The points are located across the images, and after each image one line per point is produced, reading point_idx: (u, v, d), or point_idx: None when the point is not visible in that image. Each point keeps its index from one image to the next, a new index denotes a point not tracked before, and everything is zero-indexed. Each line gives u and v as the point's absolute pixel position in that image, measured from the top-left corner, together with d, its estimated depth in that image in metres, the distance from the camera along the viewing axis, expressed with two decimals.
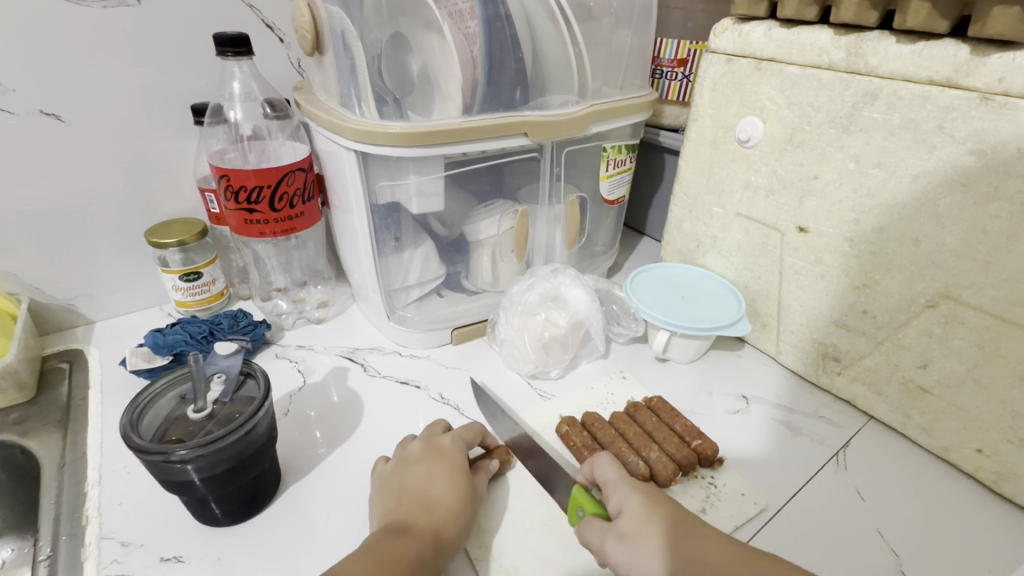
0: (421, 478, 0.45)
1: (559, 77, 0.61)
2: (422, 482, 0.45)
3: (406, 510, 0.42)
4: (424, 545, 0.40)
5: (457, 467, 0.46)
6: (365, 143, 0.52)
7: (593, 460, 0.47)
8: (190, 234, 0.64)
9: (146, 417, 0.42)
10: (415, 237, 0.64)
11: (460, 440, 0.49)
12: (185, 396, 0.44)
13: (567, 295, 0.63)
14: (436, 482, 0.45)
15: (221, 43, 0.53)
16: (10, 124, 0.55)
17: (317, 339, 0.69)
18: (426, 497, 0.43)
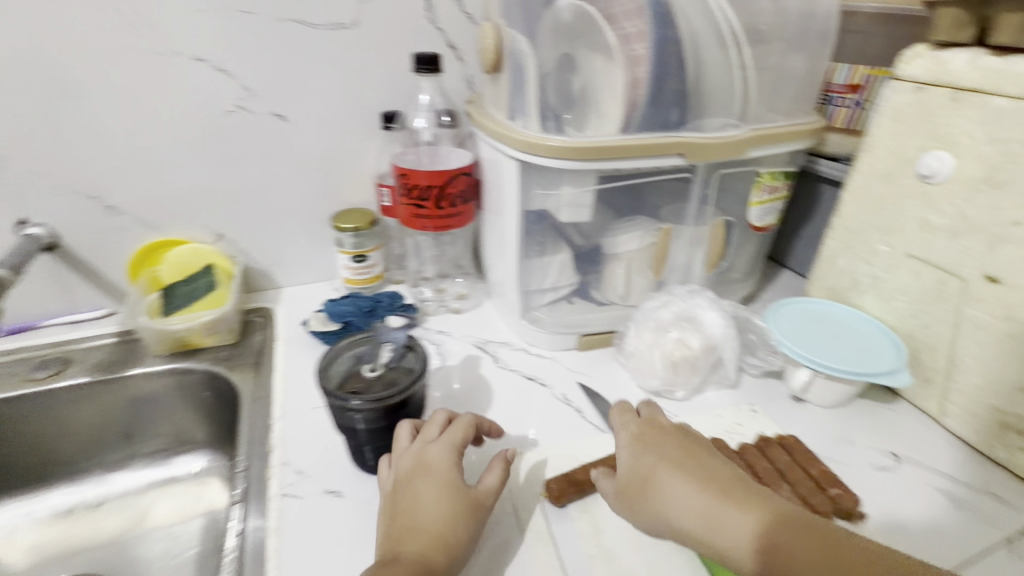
0: (411, 496, 0.43)
1: (721, 99, 0.61)
2: (413, 500, 0.43)
3: (394, 536, 0.41)
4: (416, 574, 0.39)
5: (445, 484, 0.44)
6: (527, 154, 0.57)
7: (648, 400, 0.50)
8: (366, 222, 0.75)
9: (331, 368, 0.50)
10: (554, 244, 0.68)
11: (448, 449, 0.46)
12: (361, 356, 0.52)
13: (702, 317, 0.62)
14: (423, 499, 0.43)
15: (417, 60, 0.62)
16: (251, 121, 0.70)
17: (455, 327, 0.75)
18: (414, 519, 0.42)
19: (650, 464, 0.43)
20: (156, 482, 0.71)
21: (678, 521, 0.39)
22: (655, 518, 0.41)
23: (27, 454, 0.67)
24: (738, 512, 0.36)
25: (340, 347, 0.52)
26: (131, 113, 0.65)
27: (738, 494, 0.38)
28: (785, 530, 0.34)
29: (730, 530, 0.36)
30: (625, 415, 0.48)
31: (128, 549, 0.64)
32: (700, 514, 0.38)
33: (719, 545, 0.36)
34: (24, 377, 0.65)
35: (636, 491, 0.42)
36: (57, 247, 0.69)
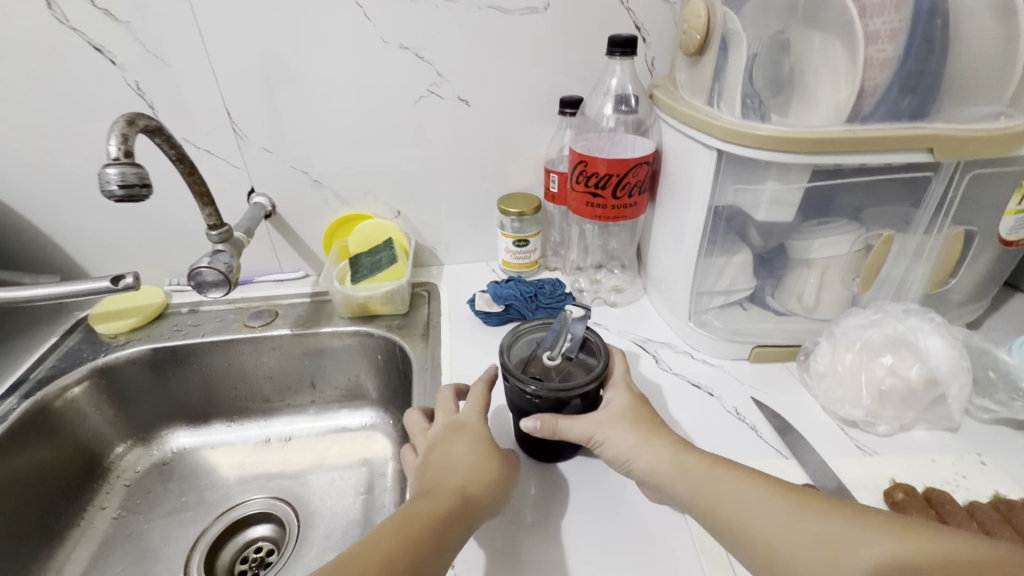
0: (444, 448, 0.47)
1: (985, 83, 0.50)
2: (446, 454, 0.46)
3: (429, 479, 0.44)
4: (448, 506, 0.41)
5: (475, 438, 0.47)
6: (732, 144, 0.52)
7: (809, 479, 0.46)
8: (531, 208, 0.75)
9: (512, 349, 0.51)
10: (733, 245, 0.62)
11: (479, 411, 0.50)
12: (541, 342, 0.52)
13: (924, 344, 0.53)
14: (455, 453, 0.46)
15: (613, 43, 0.60)
16: (439, 106, 0.74)
17: (611, 321, 0.74)
18: (446, 466, 0.45)
19: (659, 427, 0.46)
20: (332, 428, 0.79)
21: (665, 472, 0.43)
22: (641, 464, 0.44)
23: (239, 388, 0.78)
24: (750, 488, 0.40)
25: (520, 330, 0.53)
26: (342, 97, 0.72)
27: (755, 475, 0.41)
28: (794, 509, 0.38)
29: (716, 475, 0.42)
30: (617, 363, 0.52)
31: (310, 482, 0.73)
32: (679, 457, 0.43)
33: (715, 506, 0.40)
34: (243, 323, 0.77)
35: (628, 438, 0.45)
36: (273, 215, 0.79)
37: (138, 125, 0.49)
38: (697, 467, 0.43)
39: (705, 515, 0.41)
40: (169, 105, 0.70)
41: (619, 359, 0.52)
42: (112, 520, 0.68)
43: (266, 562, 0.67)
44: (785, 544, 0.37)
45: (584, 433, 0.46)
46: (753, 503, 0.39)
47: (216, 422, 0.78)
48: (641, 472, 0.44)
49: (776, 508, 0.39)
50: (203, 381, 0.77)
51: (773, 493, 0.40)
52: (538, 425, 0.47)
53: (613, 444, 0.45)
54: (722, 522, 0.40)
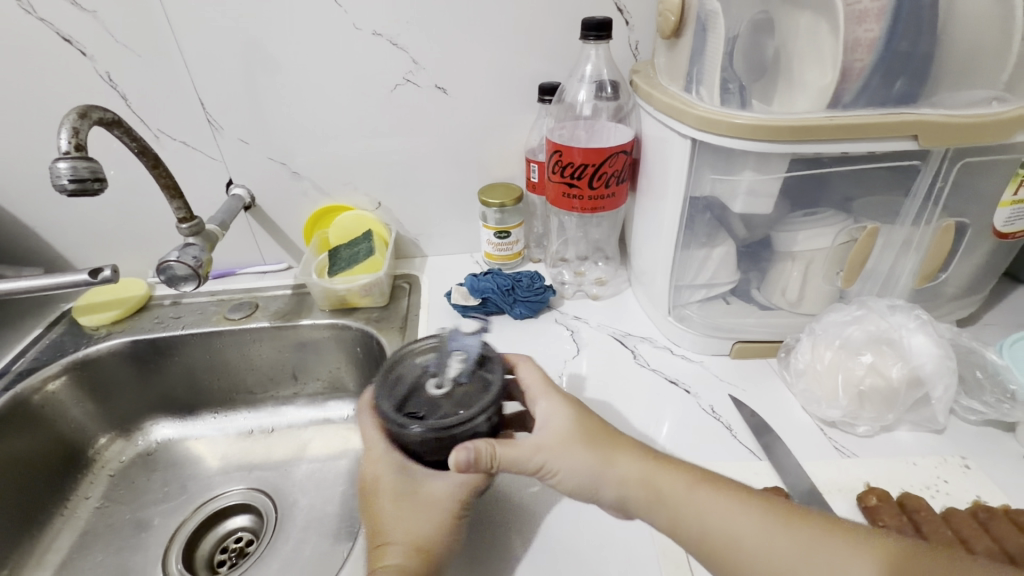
0: (377, 517, 0.43)
1: (979, 65, 0.47)
2: (381, 523, 0.43)
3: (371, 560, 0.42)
4: None
5: (399, 497, 0.43)
6: (707, 132, 0.49)
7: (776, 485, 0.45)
8: (511, 199, 0.74)
9: (394, 377, 0.44)
10: (714, 236, 0.60)
11: (389, 462, 0.44)
12: (428, 366, 0.45)
13: (907, 341, 0.51)
14: (387, 521, 0.43)
15: (586, 28, 0.57)
16: (416, 94, 0.72)
17: (592, 314, 0.72)
18: (383, 537, 0.42)
19: (621, 444, 0.42)
20: (313, 420, 0.79)
21: (638, 497, 0.40)
22: (611, 490, 0.40)
23: (221, 380, 0.78)
24: (735, 513, 0.37)
25: (405, 355, 0.46)
26: (316, 86, 0.70)
27: (738, 493, 0.38)
28: (786, 535, 0.35)
29: (697, 502, 0.38)
30: (532, 374, 0.46)
31: (290, 473, 0.73)
32: (651, 482, 0.40)
33: (699, 535, 0.37)
34: (224, 316, 0.77)
35: (588, 464, 0.41)
36: (253, 206, 0.79)
37: (92, 117, 0.49)
38: (672, 490, 0.39)
39: (691, 543, 0.38)
40: (143, 96, 0.69)
41: (529, 367, 0.47)
42: (95, 509, 0.69)
43: (245, 552, 0.68)
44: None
45: (534, 461, 0.42)
46: (740, 531, 0.36)
47: (200, 414, 0.79)
48: (612, 499, 0.41)
49: (766, 534, 0.36)
50: (185, 373, 0.77)
51: (761, 517, 0.36)
52: (471, 455, 0.40)
53: (572, 473, 0.41)
54: (710, 551, 0.37)
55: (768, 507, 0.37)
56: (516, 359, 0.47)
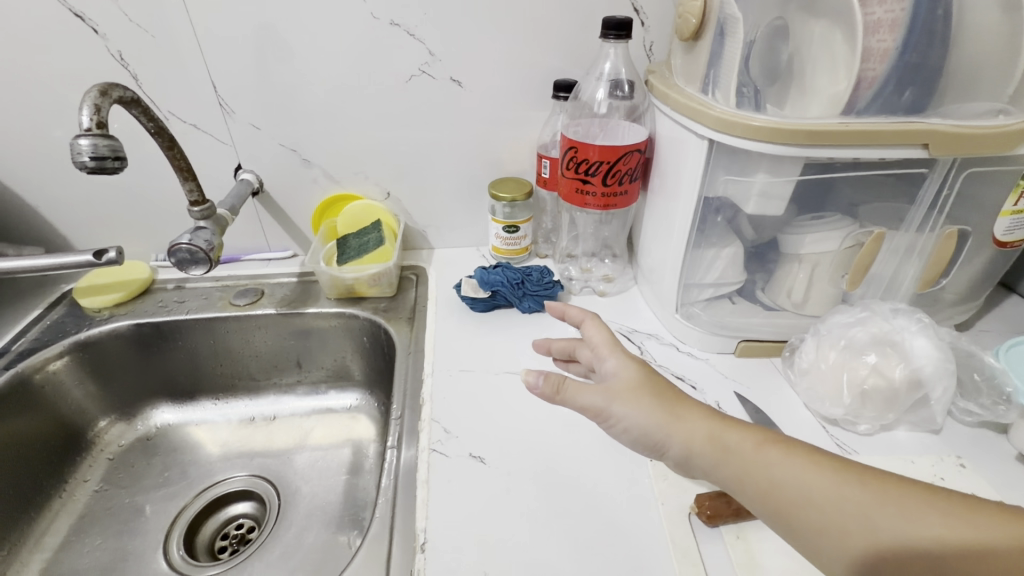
0: None
1: (987, 78, 0.48)
2: None
3: None
4: None
5: None
6: (723, 134, 0.50)
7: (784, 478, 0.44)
8: (521, 194, 0.74)
9: None
10: (724, 237, 0.61)
11: None
12: None
13: (909, 344, 0.52)
14: None
15: (607, 26, 0.58)
16: (430, 86, 0.72)
17: (598, 310, 0.73)
18: None
19: (685, 401, 0.41)
20: (316, 408, 0.79)
21: (704, 453, 0.39)
22: (676, 445, 0.40)
23: (224, 366, 0.78)
24: (807, 472, 0.36)
25: None
26: (330, 74, 0.70)
27: (805, 452, 0.37)
28: (862, 493, 0.35)
29: (766, 461, 0.37)
30: (602, 332, 0.44)
31: (293, 462, 0.73)
32: (719, 441, 0.39)
33: (769, 492, 0.37)
34: (229, 302, 0.77)
35: (654, 417, 0.40)
36: (261, 192, 0.78)
37: (111, 95, 0.48)
38: (742, 450, 0.38)
39: (757, 499, 0.38)
40: (152, 76, 0.68)
41: (597, 325, 0.45)
42: (94, 492, 0.69)
43: (246, 539, 0.68)
44: (857, 534, 0.34)
45: (598, 404, 0.41)
46: (812, 488, 0.36)
47: (201, 399, 0.78)
48: (676, 454, 0.40)
49: (841, 493, 0.35)
50: (188, 358, 0.76)
51: (833, 475, 0.36)
52: (539, 382, 0.42)
53: (635, 422, 0.40)
54: (779, 507, 0.37)
55: (839, 467, 0.37)
56: (585, 316, 0.45)
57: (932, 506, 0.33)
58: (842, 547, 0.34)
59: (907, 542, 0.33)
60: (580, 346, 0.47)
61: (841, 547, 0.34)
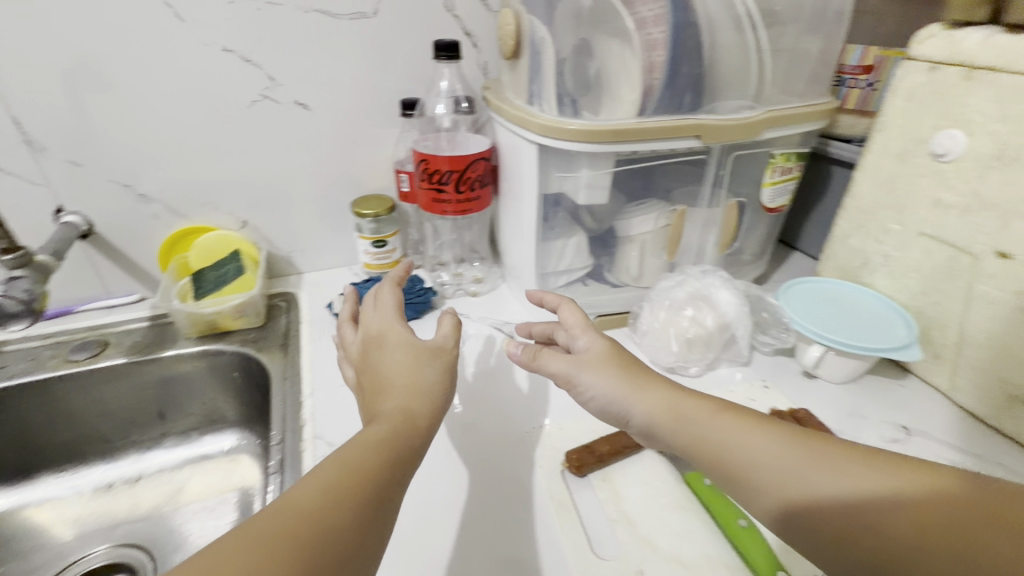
0: None
1: (735, 82, 0.62)
2: None
3: None
4: None
5: None
6: (547, 137, 0.58)
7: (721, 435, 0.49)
8: (384, 209, 0.77)
9: None
10: (568, 229, 0.69)
11: None
12: None
13: (716, 296, 0.64)
14: None
15: (438, 48, 0.64)
16: (275, 110, 0.72)
17: (472, 309, 0.78)
18: None
19: (649, 376, 0.45)
20: (190, 459, 0.73)
21: (663, 421, 0.42)
22: (638, 414, 0.43)
23: (68, 432, 0.69)
24: (757, 436, 0.39)
25: None
26: (160, 103, 0.67)
27: (756, 417, 0.41)
28: (804, 453, 0.37)
29: (718, 426, 0.41)
30: (575, 313, 0.50)
31: (167, 520, 0.67)
32: (675, 410, 0.42)
33: (720, 456, 0.40)
34: (65, 359, 0.69)
35: (618, 387, 0.44)
36: (91, 234, 0.71)
37: None
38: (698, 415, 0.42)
39: (709, 459, 0.40)
40: None
41: (571, 310, 0.50)
42: None
43: None
44: (798, 489, 0.36)
45: (567, 370, 0.47)
46: (758, 449, 0.39)
47: (42, 475, 0.69)
48: (639, 423, 0.44)
49: (784, 453, 0.38)
50: (17, 432, 0.67)
51: (781, 438, 0.39)
52: (519, 351, 0.50)
53: (600, 389, 0.45)
54: (729, 468, 0.39)
55: (787, 430, 0.39)
56: (561, 301, 0.51)
57: (864, 463, 0.36)
58: (788, 504, 0.37)
59: (844, 498, 0.35)
60: (559, 328, 0.52)
61: (786, 506, 0.37)
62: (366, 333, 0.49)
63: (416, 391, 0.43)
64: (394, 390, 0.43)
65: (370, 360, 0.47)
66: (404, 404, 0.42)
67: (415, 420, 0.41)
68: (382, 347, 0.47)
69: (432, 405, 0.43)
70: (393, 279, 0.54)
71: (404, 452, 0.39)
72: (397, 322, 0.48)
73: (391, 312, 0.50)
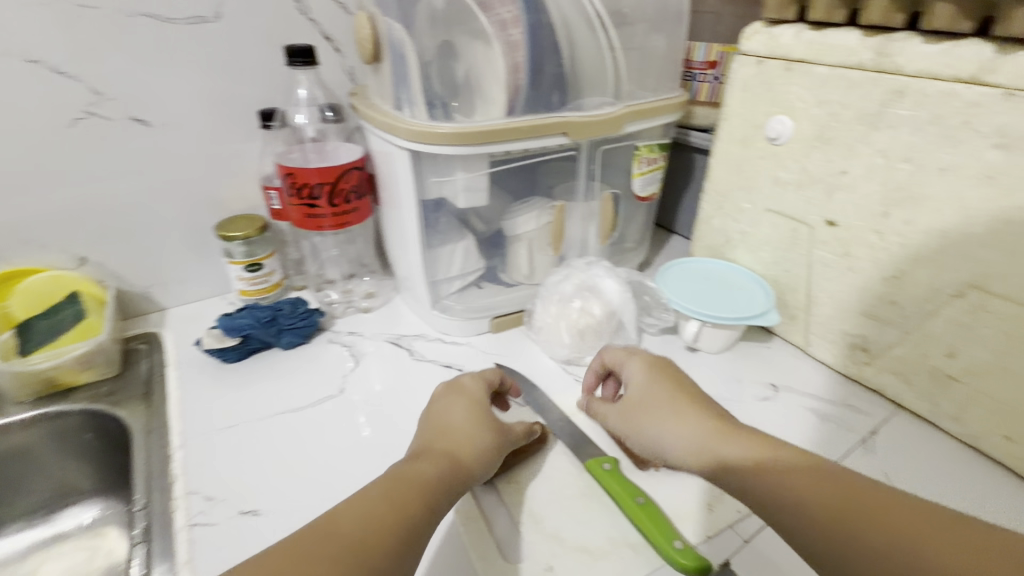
0: None
1: (595, 80, 0.65)
2: None
3: None
4: None
5: None
6: (417, 142, 0.57)
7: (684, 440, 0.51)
8: (254, 229, 0.70)
9: None
10: (457, 233, 0.69)
11: None
12: None
13: (602, 286, 0.67)
14: None
15: (291, 54, 0.60)
16: (106, 128, 0.63)
17: (366, 327, 0.75)
18: None
19: (699, 413, 0.46)
20: (37, 543, 0.62)
21: (698, 454, 0.43)
22: (677, 449, 0.45)
23: None
24: (790, 470, 0.38)
25: None
26: None
27: (794, 453, 0.40)
28: (835, 490, 0.36)
29: (749, 459, 0.40)
30: (637, 360, 0.53)
31: None
32: (711, 445, 0.43)
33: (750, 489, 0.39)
34: None
35: (666, 424, 0.46)
36: None
37: None
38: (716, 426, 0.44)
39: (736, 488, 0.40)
40: None
41: (635, 360, 0.54)
42: None
43: None
44: (822, 526, 0.35)
45: (621, 421, 0.51)
46: (786, 482, 0.38)
47: None
48: (677, 457, 0.45)
49: (812, 489, 0.37)
50: None
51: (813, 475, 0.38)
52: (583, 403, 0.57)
53: (647, 432, 0.48)
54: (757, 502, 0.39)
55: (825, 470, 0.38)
56: (612, 352, 0.56)
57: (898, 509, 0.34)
58: (814, 541, 0.35)
59: (869, 541, 0.33)
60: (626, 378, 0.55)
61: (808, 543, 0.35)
62: (456, 381, 0.54)
63: (474, 444, 0.47)
64: (456, 435, 0.47)
65: (443, 400, 0.51)
66: (456, 448, 0.46)
67: (461, 465, 0.45)
68: (457, 396, 0.52)
69: (478, 463, 0.46)
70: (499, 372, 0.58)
71: (443, 492, 0.42)
72: (476, 387, 0.53)
73: (484, 380, 0.55)
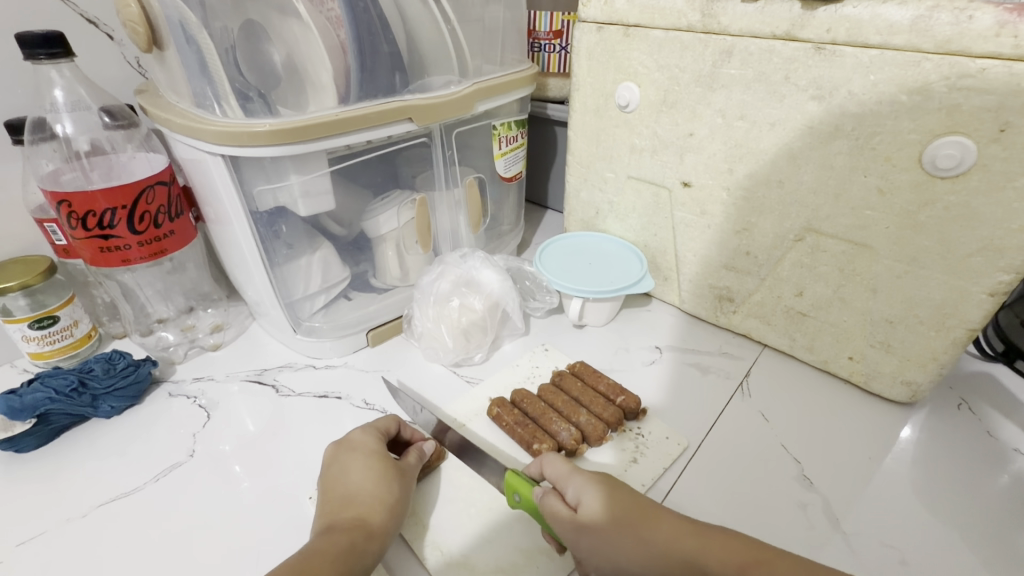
0: None
1: (436, 57, 0.59)
2: None
3: None
4: None
5: None
6: (232, 146, 0.47)
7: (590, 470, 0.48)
8: (34, 274, 0.54)
9: None
10: (310, 242, 0.60)
11: None
12: None
13: (479, 277, 0.64)
14: None
15: (27, 44, 0.46)
16: None
17: (216, 368, 0.63)
18: None
19: (652, 514, 0.41)
20: None
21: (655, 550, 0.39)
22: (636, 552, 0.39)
23: None
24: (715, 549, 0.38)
25: None
26: None
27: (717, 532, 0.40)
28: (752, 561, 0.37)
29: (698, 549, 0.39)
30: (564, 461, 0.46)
31: None
32: (661, 536, 0.40)
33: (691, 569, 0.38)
34: None
35: (625, 529, 0.40)
36: None
37: None
38: (659, 528, 0.40)
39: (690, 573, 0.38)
40: None
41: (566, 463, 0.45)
42: None
43: None
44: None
45: (578, 535, 0.40)
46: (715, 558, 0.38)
47: None
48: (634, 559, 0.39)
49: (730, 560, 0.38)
50: None
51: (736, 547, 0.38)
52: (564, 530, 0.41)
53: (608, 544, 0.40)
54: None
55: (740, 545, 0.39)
56: (549, 455, 0.47)
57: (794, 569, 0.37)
58: None
59: None
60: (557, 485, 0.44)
61: None
62: (347, 436, 0.48)
63: (380, 505, 0.42)
64: (360, 501, 0.42)
65: (337, 462, 0.45)
66: (361, 517, 0.41)
67: (372, 534, 0.40)
68: (353, 454, 0.46)
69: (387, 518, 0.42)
70: (395, 416, 0.52)
71: (358, 570, 0.38)
72: (370, 437, 0.48)
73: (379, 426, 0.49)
